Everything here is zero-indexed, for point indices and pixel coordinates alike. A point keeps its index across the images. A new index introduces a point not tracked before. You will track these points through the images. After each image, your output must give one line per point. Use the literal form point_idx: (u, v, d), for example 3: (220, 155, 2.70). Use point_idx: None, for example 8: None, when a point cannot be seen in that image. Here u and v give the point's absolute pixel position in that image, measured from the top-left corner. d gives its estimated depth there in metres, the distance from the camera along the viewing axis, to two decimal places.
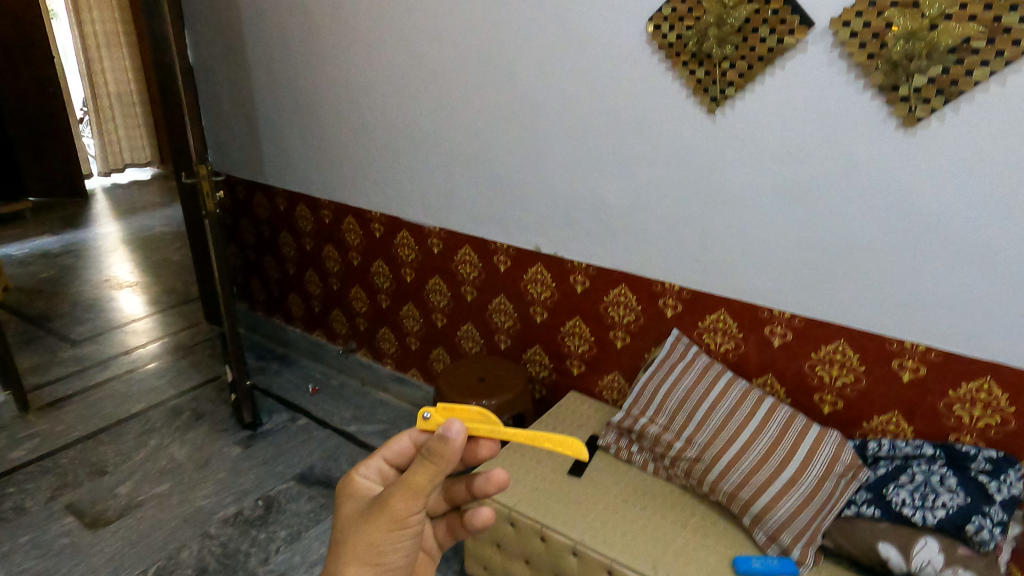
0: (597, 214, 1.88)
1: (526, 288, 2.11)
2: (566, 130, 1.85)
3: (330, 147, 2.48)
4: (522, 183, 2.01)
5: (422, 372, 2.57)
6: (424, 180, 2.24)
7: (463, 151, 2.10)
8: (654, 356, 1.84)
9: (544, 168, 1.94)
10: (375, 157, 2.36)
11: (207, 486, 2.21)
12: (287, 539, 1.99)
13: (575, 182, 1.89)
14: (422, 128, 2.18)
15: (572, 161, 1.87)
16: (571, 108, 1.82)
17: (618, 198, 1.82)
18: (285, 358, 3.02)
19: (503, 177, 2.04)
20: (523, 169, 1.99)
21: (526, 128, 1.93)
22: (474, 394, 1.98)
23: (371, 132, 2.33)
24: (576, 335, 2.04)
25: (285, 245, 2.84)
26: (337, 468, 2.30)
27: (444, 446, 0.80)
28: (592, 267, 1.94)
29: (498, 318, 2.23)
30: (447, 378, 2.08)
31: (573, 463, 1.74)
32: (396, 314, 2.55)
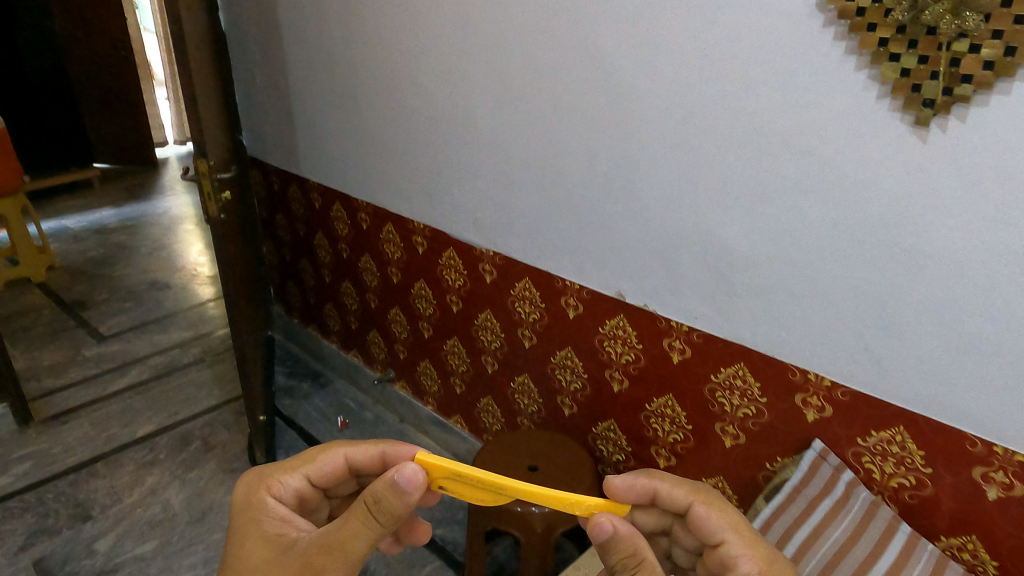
0: (708, 260, 1.29)
1: (602, 345, 1.56)
2: (670, 136, 1.26)
3: (367, 137, 1.99)
4: (601, 206, 1.44)
5: (468, 421, 2.08)
6: (476, 188, 1.71)
7: (524, 157, 1.55)
8: (785, 477, 1.26)
9: (633, 189, 1.36)
10: (418, 154, 1.84)
11: (196, 551, 1.82)
12: None
13: (677, 213, 1.31)
14: (472, 123, 1.64)
15: (675, 182, 1.29)
16: (679, 105, 1.23)
17: (743, 244, 1.23)
18: (319, 378, 2.61)
19: (576, 195, 1.48)
20: (603, 187, 1.42)
21: (611, 131, 1.36)
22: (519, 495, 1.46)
23: (412, 123, 1.81)
24: (667, 420, 1.48)
25: (320, 249, 2.41)
26: None
27: (398, 502, 0.90)
28: (698, 333, 1.36)
29: (562, 376, 1.70)
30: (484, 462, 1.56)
31: None
32: (439, 348, 2.06)
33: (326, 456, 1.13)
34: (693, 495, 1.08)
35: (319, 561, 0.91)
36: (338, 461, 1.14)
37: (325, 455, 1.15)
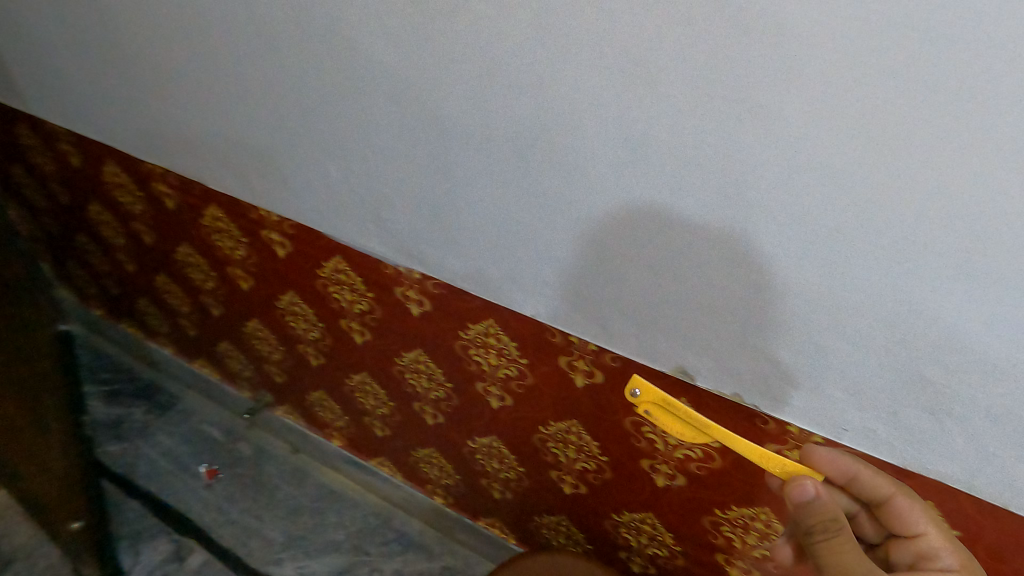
0: (883, 361, 0.66)
1: (638, 430, 0.94)
2: (865, 139, 0.52)
3: (118, 62, 1.04)
4: (646, 248, 0.72)
5: (400, 467, 1.45)
6: (359, 175, 0.90)
7: (464, 139, 0.75)
8: None
9: (730, 230, 0.65)
10: (226, 104, 0.96)
11: None
12: None
13: (836, 286, 0.63)
14: (331, 67, 0.78)
15: (844, 231, 0.59)
16: (899, 75, 0.48)
17: (999, 359, 0.59)
18: (157, 394, 1.82)
19: (588, 222, 0.74)
20: (653, 218, 0.68)
21: (684, 112, 0.59)
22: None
23: (198, 48, 0.89)
24: (754, 535, 0.94)
25: (105, 228, 1.50)
26: None
27: None
28: (842, 449, 0.77)
29: (560, 452, 1.08)
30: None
31: None
32: (338, 381, 1.35)
33: None
34: (890, 481, 0.73)
35: None
36: None
37: None
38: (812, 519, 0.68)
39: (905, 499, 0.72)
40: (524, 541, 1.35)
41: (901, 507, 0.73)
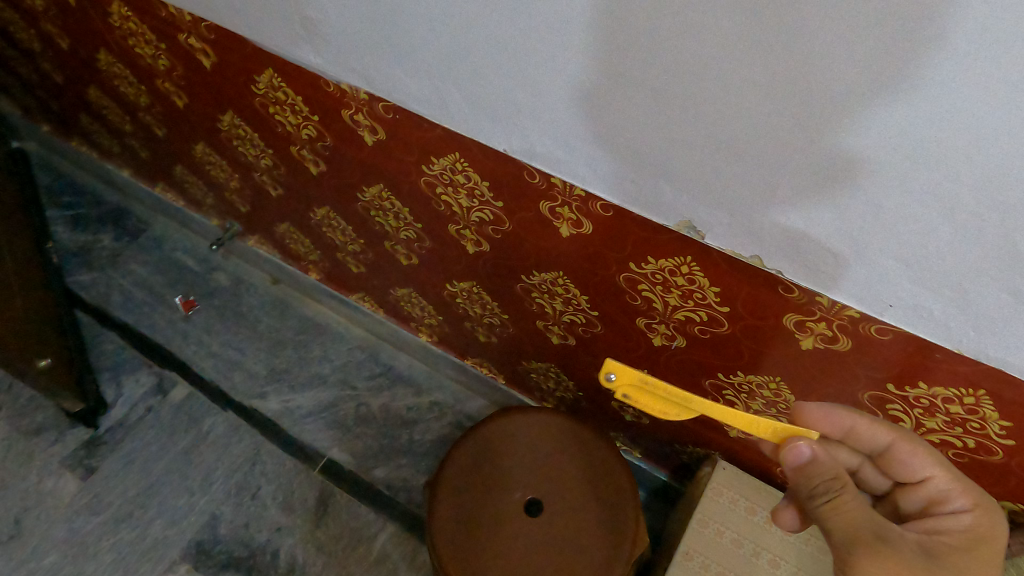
0: (962, 230, 0.48)
1: (635, 288, 0.79)
2: None
3: None
4: (645, 61, 0.50)
5: (382, 304, 1.34)
6: None
7: None
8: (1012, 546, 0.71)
9: (771, 27, 0.43)
10: None
11: None
12: None
13: (920, 128, 0.43)
14: None
15: (954, 27, 0.37)
16: None
17: None
18: (124, 219, 1.69)
19: (570, 28, 0.52)
20: (659, 21, 0.47)
21: None
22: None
23: None
24: (760, 400, 0.84)
25: (16, 28, 1.25)
26: (264, 521, 1.29)
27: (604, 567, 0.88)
28: (879, 326, 0.62)
29: (546, 303, 0.95)
30: (450, 488, 0.94)
31: None
32: (303, 214, 1.19)
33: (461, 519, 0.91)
34: (891, 430, 0.70)
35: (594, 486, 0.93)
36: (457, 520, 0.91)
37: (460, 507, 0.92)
38: (811, 483, 0.66)
39: (906, 445, 0.69)
40: (513, 381, 1.28)
41: (901, 453, 0.70)
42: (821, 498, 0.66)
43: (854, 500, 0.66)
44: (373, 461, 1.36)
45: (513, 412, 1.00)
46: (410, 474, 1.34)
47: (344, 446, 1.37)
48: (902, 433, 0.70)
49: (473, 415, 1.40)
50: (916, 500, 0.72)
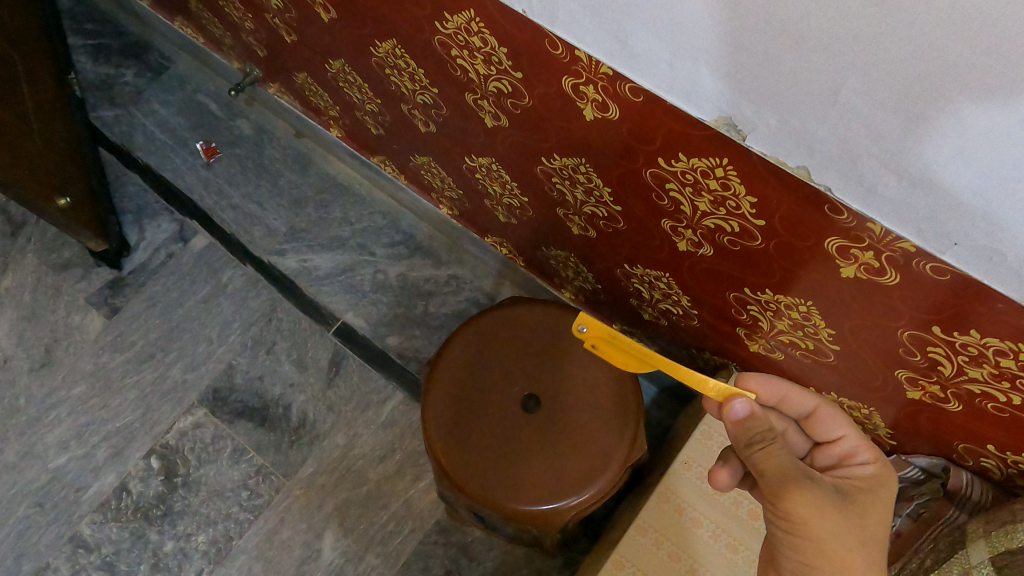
0: None
1: (662, 186, 0.70)
2: None
3: None
4: None
5: (403, 170, 1.27)
6: None
7: None
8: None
9: None
10: None
11: (62, 419, 1.30)
12: (208, 554, 1.20)
13: None
14: None
15: None
16: None
17: None
18: (148, 55, 1.61)
19: None
20: None
21: None
22: (501, 470, 0.85)
23: None
24: (785, 321, 0.77)
25: None
26: (278, 376, 1.32)
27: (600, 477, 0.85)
28: (935, 264, 0.53)
29: (566, 190, 0.86)
30: (452, 369, 0.91)
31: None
32: (319, 65, 1.09)
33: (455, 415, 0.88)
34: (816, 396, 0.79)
35: (602, 395, 0.89)
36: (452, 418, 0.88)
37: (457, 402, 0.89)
38: (748, 436, 0.68)
39: (826, 409, 0.78)
40: (532, 265, 1.22)
41: (824, 416, 0.78)
42: (758, 445, 0.68)
43: (786, 451, 0.68)
44: (387, 329, 1.35)
45: (525, 304, 0.95)
46: (422, 346, 1.33)
47: (359, 312, 1.36)
48: (825, 402, 0.79)
49: (491, 294, 1.36)
50: (827, 462, 0.77)
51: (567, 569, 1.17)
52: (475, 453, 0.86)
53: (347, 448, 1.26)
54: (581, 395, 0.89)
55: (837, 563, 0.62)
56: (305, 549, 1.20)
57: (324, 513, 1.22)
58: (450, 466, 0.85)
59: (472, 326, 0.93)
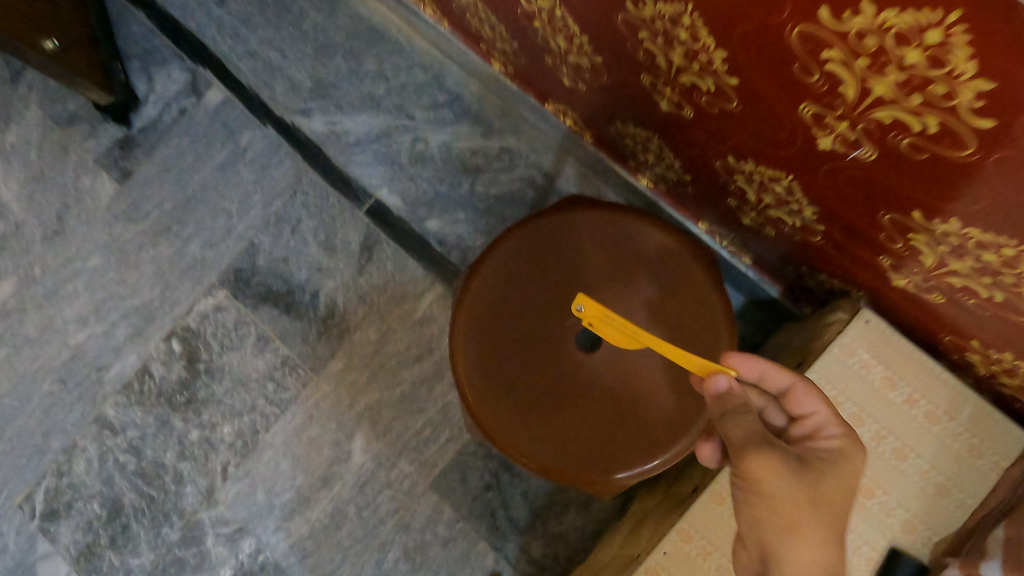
0: None
1: (816, 52, 0.45)
2: None
3: None
4: None
5: (445, 12, 1.00)
6: None
7: None
8: None
9: None
10: None
11: (79, 293, 1.21)
12: (234, 445, 1.13)
13: None
14: None
15: None
16: None
17: None
18: None
19: None
20: None
21: None
22: (541, 413, 0.74)
23: None
24: (967, 261, 0.53)
25: None
26: (304, 259, 1.16)
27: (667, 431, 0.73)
28: None
29: (659, 52, 0.61)
30: (486, 291, 0.77)
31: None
32: None
33: (496, 349, 0.75)
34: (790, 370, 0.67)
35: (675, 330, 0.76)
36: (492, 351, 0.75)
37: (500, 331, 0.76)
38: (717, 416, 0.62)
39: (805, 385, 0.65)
40: (601, 142, 0.97)
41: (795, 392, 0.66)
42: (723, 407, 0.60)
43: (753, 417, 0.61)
44: (426, 210, 1.15)
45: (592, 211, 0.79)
46: (466, 233, 1.13)
47: (395, 189, 1.16)
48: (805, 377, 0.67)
49: (550, 173, 1.13)
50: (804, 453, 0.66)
51: (620, 495, 1.04)
52: (513, 391, 0.75)
53: (380, 345, 1.12)
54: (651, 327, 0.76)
55: (789, 526, 0.55)
56: (334, 449, 1.11)
57: (354, 414, 1.11)
58: (486, 408, 0.74)
59: (512, 237, 0.78)
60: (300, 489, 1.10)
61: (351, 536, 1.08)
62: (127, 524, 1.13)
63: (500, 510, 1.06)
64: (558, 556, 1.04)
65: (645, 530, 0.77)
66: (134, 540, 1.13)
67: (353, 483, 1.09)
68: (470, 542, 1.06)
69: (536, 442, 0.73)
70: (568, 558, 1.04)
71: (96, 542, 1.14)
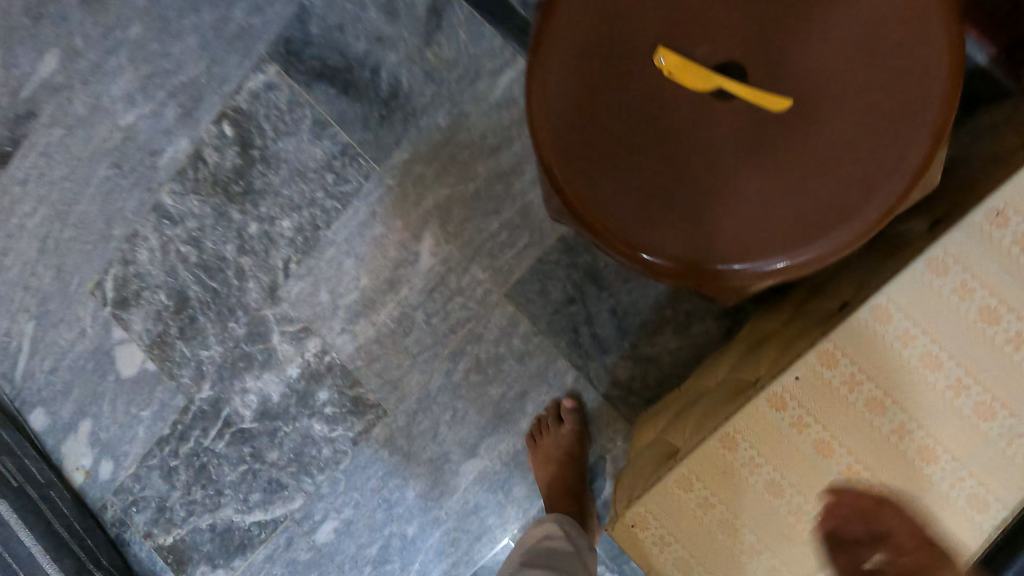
0: None
1: None
2: None
3: None
4: None
5: None
6: None
7: None
8: None
9: None
10: None
11: (124, 68, 1.08)
12: (296, 241, 1.03)
13: None
14: None
15: None
16: None
17: None
18: None
19: None
20: None
21: None
22: (657, 200, 0.54)
23: None
24: None
25: None
26: (362, 26, 0.97)
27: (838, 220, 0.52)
28: None
29: None
30: (571, 27, 0.56)
31: (868, 438, 0.52)
32: None
33: (590, 118, 0.55)
34: None
35: (853, 78, 0.52)
36: (589, 121, 0.55)
37: (595, 95, 0.55)
38: None
39: None
40: None
41: None
42: None
43: None
44: None
45: None
46: None
47: None
48: None
49: None
50: None
51: (729, 317, 0.88)
52: (617, 171, 0.55)
53: (452, 131, 0.95)
54: (816, 79, 0.52)
55: None
56: (400, 250, 0.99)
57: (422, 212, 0.97)
58: (584, 199, 0.55)
59: None
60: (365, 292, 1.01)
61: (419, 343, 0.99)
62: (194, 316, 1.09)
63: (584, 326, 0.93)
64: (648, 379, 0.92)
65: (767, 351, 0.61)
66: (202, 334, 1.08)
67: (420, 288, 0.98)
68: (548, 358, 0.94)
69: (645, 229, 0.54)
70: (659, 383, 0.91)
71: (166, 332, 1.10)
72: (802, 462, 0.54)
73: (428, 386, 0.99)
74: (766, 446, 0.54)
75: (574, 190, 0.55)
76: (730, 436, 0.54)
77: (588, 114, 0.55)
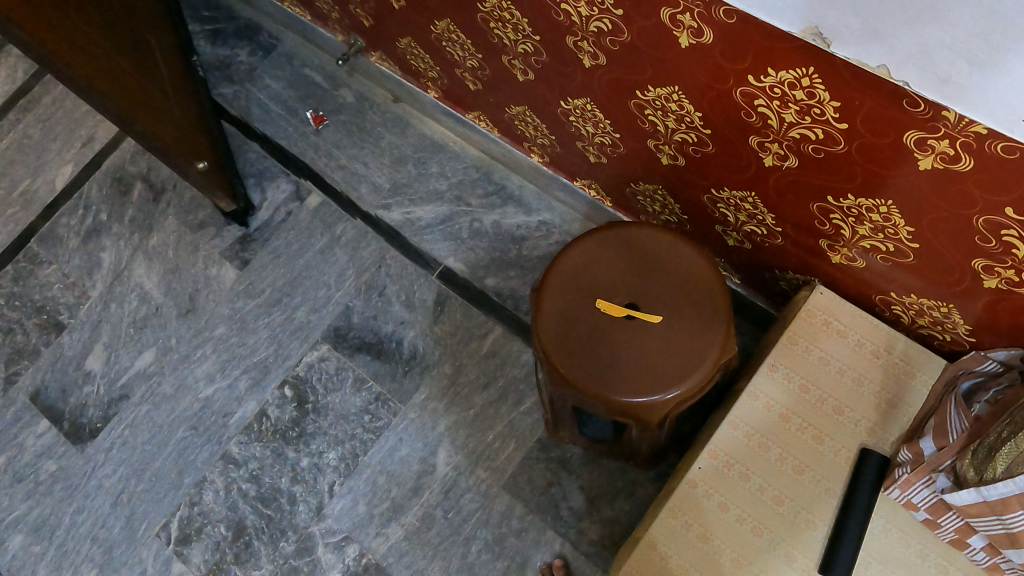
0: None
1: (753, 107, 0.83)
2: None
3: None
4: None
5: (497, 122, 1.45)
6: None
7: None
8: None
9: None
10: None
11: (207, 356, 1.50)
12: (339, 468, 1.37)
13: None
14: None
15: None
16: None
17: None
18: (258, 35, 1.77)
19: None
20: None
21: None
22: (623, 376, 0.93)
23: None
24: (868, 226, 0.88)
25: None
26: (390, 315, 1.47)
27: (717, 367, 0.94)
28: (1008, 145, 0.64)
29: (659, 121, 1.00)
30: (552, 300, 0.98)
31: (745, 496, 0.93)
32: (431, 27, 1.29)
33: (577, 344, 0.95)
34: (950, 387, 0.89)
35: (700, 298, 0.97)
36: (576, 344, 0.95)
37: (575, 330, 0.96)
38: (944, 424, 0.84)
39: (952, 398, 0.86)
40: (617, 204, 1.38)
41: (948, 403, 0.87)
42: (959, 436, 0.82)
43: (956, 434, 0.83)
44: (485, 271, 1.48)
45: (610, 240, 1.01)
46: (519, 287, 1.45)
47: (459, 256, 1.50)
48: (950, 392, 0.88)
49: None
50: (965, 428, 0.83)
51: (660, 481, 1.28)
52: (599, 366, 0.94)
53: (455, 377, 1.40)
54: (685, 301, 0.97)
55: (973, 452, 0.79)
56: (422, 464, 1.35)
57: (437, 434, 1.37)
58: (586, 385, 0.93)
59: (557, 268, 1.00)
60: (395, 500, 1.33)
61: (440, 534, 1.30)
62: (250, 541, 1.35)
63: (563, 502, 1.29)
64: (614, 536, 1.26)
65: (680, 468, 1.02)
66: (256, 555, 1.34)
67: (438, 491, 1.33)
68: (540, 531, 1.28)
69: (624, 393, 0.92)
70: (622, 539, 1.26)
71: (223, 558, 1.34)
72: (714, 517, 0.92)
73: (448, 569, 1.28)
74: (691, 512, 0.93)
75: (567, 370, 0.94)
76: (671, 509, 0.93)
77: (574, 340, 0.95)
